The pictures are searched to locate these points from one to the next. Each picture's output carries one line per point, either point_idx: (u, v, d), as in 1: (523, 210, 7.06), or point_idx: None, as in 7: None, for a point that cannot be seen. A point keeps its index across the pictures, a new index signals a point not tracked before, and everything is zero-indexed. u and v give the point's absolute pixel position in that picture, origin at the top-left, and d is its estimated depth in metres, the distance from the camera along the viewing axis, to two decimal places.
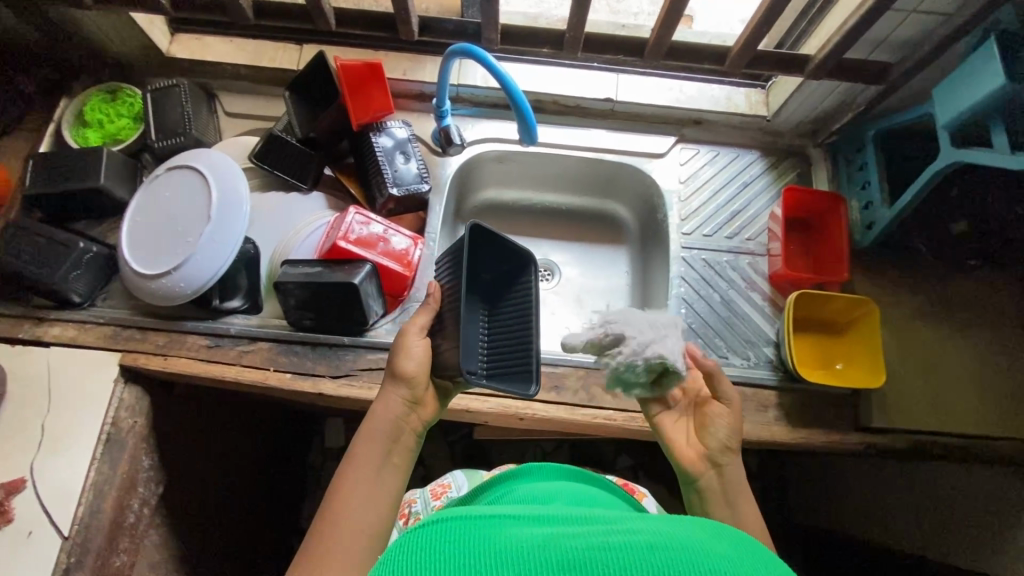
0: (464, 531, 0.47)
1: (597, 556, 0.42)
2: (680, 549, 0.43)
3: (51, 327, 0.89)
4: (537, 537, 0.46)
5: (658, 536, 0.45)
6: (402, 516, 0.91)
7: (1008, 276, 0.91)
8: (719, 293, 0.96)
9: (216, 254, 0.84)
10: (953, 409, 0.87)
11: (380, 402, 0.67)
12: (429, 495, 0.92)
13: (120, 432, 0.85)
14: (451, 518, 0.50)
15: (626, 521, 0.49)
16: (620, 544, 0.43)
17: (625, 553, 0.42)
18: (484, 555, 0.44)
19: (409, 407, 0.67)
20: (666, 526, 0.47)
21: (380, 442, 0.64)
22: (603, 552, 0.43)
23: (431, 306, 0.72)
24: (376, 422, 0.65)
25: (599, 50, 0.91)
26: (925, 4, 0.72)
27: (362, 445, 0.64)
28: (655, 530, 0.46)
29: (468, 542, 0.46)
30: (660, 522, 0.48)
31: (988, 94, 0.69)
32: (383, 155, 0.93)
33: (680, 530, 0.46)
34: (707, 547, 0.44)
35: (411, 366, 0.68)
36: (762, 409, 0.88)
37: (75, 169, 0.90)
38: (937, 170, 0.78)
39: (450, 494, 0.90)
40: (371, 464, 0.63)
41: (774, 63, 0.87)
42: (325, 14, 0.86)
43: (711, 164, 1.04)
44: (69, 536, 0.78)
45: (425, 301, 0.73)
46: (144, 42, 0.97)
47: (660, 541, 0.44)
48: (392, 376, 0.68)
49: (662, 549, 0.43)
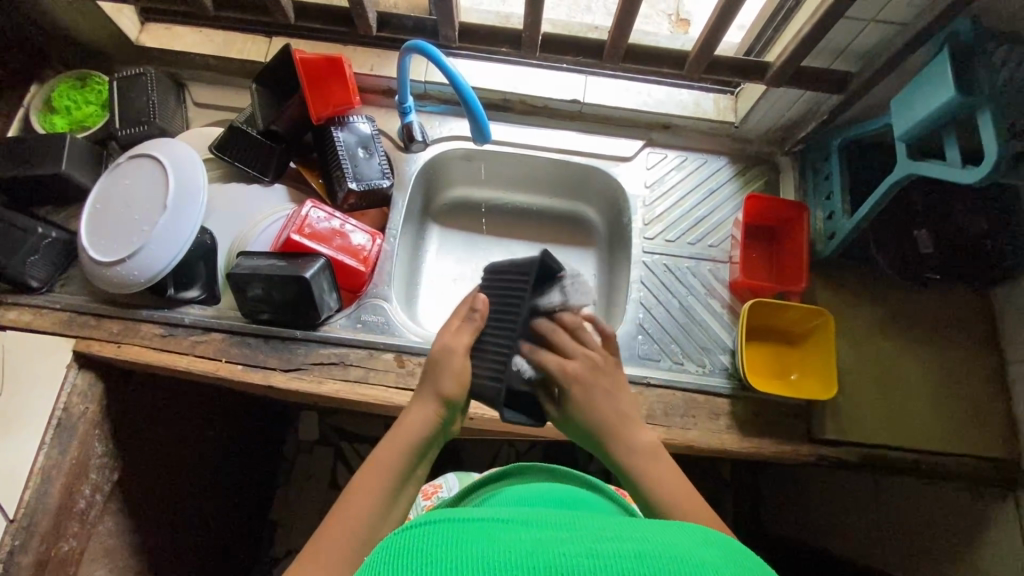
0: (432, 534, 0.39)
1: (582, 565, 0.35)
2: (676, 561, 0.36)
3: (9, 310, 0.90)
4: (518, 540, 0.38)
5: (650, 542, 0.38)
6: None
7: (967, 290, 0.90)
8: (678, 299, 0.95)
9: (171, 243, 0.85)
10: (906, 422, 0.86)
11: (414, 414, 0.61)
12: (419, 496, 0.92)
13: (71, 418, 0.85)
14: (421, 518, 0.42)
15: (618, 525, 0.42)
16: (611, 553, 0.36)
17: (615, 564, 0.35)
18: (459, 565, 0.36)
19: (442, 425, 0.62)
20: (661, 531, 0.40)
21: (405, 457, 0.58)
22: (590, 560, 0.36)
23: (476, 323, 0.64)
24: (408, 435, 0.59)
25: (560, 51, 0.91)
26: (881, 14, 0.72)
27: (385, 456, 0.58)
28: (649, 535, 0.39)
29: (436, 544, 0.38)
30: (649, 526, 0.41)
31: (939, 106, 0.69)
32: (344, 150, 0.93)
33: (676, 536, 0.39)
34: (705, 558, 0.37)
35: (452, 384, 0.61)
36: (713, 417, 0.87)
37: (37, 155, 0.90)
38: (894, 182, 0.77)
39: (441, 495, 0.91)
40: (391, 478, 0.57)
41: (736, 70, 0.87)
42: (284, 7, 0.87)
43: (678, 169, 1.03)
44: (14, 518, 0.78)
45: (470, 316, 0.65)
46: (114, 31, 0.98)
47: (650, 549, 0.37)
48: (430, 388, 0.62)
49: (652, 558, 0.36)
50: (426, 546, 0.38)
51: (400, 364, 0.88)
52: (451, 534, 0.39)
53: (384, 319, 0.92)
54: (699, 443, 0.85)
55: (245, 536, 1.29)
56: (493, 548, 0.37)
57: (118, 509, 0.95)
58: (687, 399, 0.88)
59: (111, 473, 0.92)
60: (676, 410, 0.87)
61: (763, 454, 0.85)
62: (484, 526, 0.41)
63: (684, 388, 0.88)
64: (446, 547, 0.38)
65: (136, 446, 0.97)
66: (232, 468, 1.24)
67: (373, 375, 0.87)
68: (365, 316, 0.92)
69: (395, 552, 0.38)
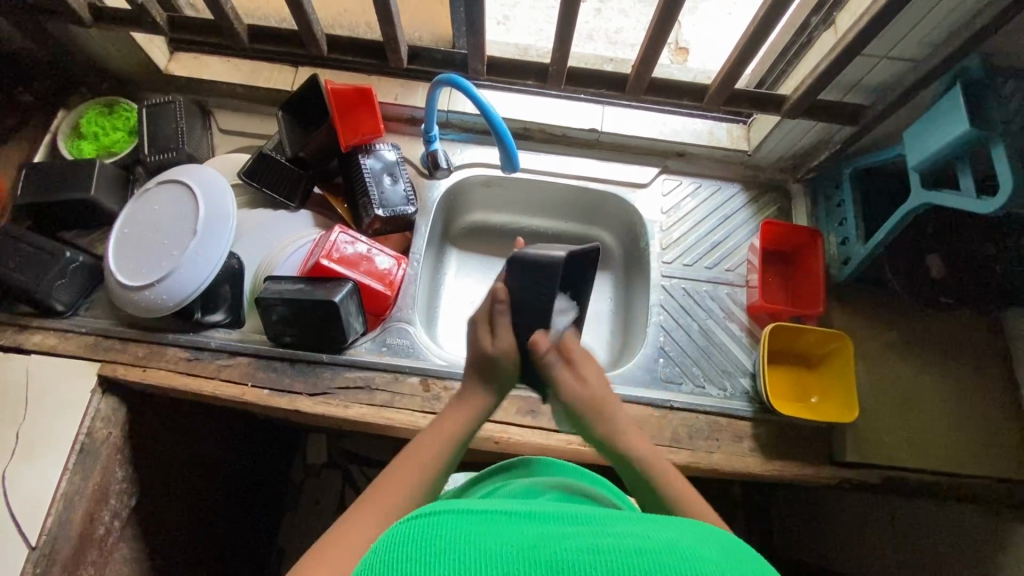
0: (438, 525, 0.40)
1: (587, 561, 0.36)
2: (675, 555, 0.37)
3: (33, 334, 0.89)
4: (521, 536, 0.40)
5: (653, 540, 0.39)
6: None
7: (978, 314, 0.92)
8: (697, 322, 0.97)
9: (200, 267, 0.85)
10: (924, 445, 0.87)
11: (472, 401, 0.65)
12: None
13: (94, 442, 0.84)
14: (427, 508, 0.43)
15: (619, 520, 0.43)
16: (613, 548, 0.38)
17: (616, 560, 0.36)
18: (465, 558, 0.37)
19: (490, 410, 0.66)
20: (661, 527, 0.41)
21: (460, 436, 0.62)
22: (593, 555, 0.37)
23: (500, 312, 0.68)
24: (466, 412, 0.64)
25: (583, 83, 0.94)
26: (894, 50, 0.76)
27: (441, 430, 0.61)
28: (650, 532, 0.40)
29: (441, 537, 0.39)
30: (651, 524, 0.42)
31: (954, 139, 0.71)
32: (371, 177, 0.96)
33: (677, 532, 0.40)
34: (704, 552, 0.38)
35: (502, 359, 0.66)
36: (737, 440, 0.88)
37: (68, 180, 0.91)
38: (908, 210, 0.80)
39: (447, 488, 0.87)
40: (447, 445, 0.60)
41: (752, 102, 0.91)
42: (317, 40, 0.90)
43: (694, 196, 1.06)
44: (36, 546, 0.77)
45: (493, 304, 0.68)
46: (144, 60, 1.00)
47: (650, 544, 0.38)
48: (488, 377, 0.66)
49: (652, 552, 0.37)
50: (431, 537, 0.39)
51: (426, 388, 0.89)
52: (457, 527, 0.40)
53: (408, 342, 0.93)
54: (724, 467, 0.85)
55: (255, 564, 1.26)
56: (497, 542, 0.38)
57: (134, 537, 0.93)
58: (711, 421, 0.89)
59: (129, 498, 0.90)
60: (700, 433, 0.88)
61: (785, 477, 0.86)
62: (490, 519, 0.42)
63: (706, 411, 0.89)
64: (452, 540, 0.39)
65: (153, 470, 0.96)
66: (245, 492, 1.23)
67: (399, 400, 0.88)
68: (390, 339, 0.93)
69: (403, 540, 0.39)
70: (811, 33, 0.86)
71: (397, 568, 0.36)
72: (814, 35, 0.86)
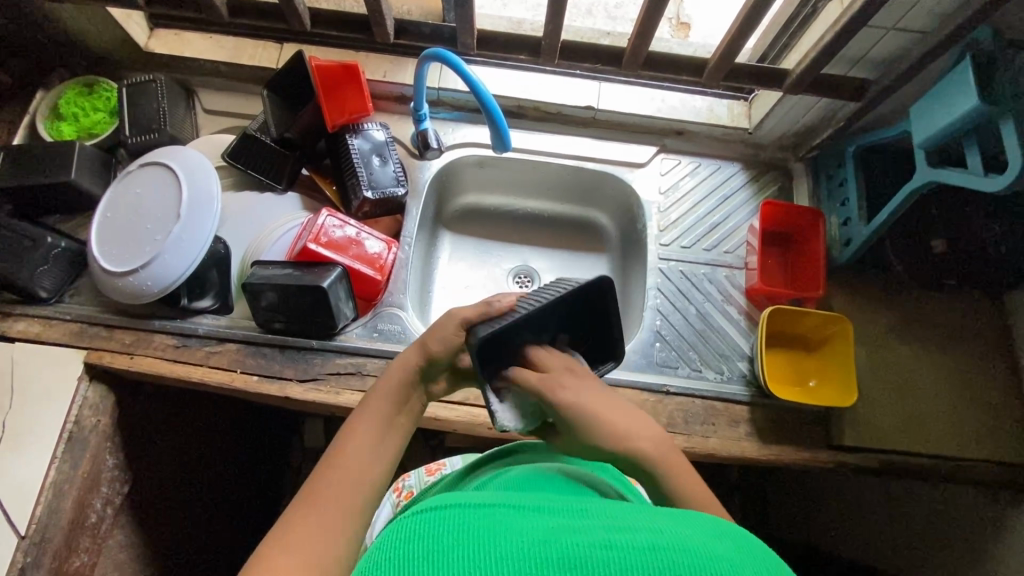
0: (444, 520, 0.39)
1: (598, 558, 0.35)
2: (688, 553, 0.35)
3: (16, 321, 0.87)
4: (531, 529, 0.38)
5: (666, 534, 0.37)
6: (396, 492, 0.86)
7: (979, 294, 0.91)
8: (694, 306, 0.95)
9: (183, 253, 0.83)
10: (925, 428, 0.85)
11: (396, 399, 0.61)
12: (422, 472, 0.87)
13: (82, 431, 0.83)
14: (434, 503, 0.41)
15: (631, 513, 0.41)
16: (627, 544, 0.36)
17: (628, 559, 0.35)
18: (473, 559, 0.35)
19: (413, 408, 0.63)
20: (670, 520, 0.40)
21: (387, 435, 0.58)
22: (605, 551, 0.35)
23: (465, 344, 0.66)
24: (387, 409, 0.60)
25: (577, 58, 0.91)
26: (902, 22, 0.72)
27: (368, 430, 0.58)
28: (662, 527, 0.38)
29: (450, 532, 0.37)
30: (663, 517, 0.40)
31: (963, 114, 0.68)
32: (359, 158, 0.93)
33: (689, 528, 0.38)
34: (718, 550, 0.36)
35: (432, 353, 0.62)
36: (733, 424, 0.87)
37: (47, 162, 0.89)
38: (913, 189, 0.77)
39: (444, 471, 0.86)
40: (392, 429, 0.59)
41: (754, 77, 0.88)
42: (298, 14, 0.86)
43: (692, 175, 1.03)
44: (25, 535, 0.76)
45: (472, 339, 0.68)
46: (122, 36, 0.96)
47: (663, 540, 0.36)
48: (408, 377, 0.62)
49: (665, 549, 0.35)
50: (440, 533, 0.37)
51: None
52: (465, 522, 0.38)
53: (401, 327, 0.92)
54: (720, 451, 0.84)
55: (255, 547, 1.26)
56: (505, 538, 0.37)
57: (127, 524, 0.92)
58: (708, 406, 0.87)
59: (122, 485, 0.90)
60: (696, 418, 0.86)
61: (783, 461, 0.85)
62: (498, 514, 0.40)
63: (702, 396, 0.88)
64: (459, 536, 0.37)
65: (144, 457, 0.95)
66: (242, 477, 1.22)
67: None
68: (381, 325, 0.92)
69: (408, 536, 0.37)
70: (815, 5, 0.83)
71: (404, 566, 0.35)
72: (818, 7, 0.82)
